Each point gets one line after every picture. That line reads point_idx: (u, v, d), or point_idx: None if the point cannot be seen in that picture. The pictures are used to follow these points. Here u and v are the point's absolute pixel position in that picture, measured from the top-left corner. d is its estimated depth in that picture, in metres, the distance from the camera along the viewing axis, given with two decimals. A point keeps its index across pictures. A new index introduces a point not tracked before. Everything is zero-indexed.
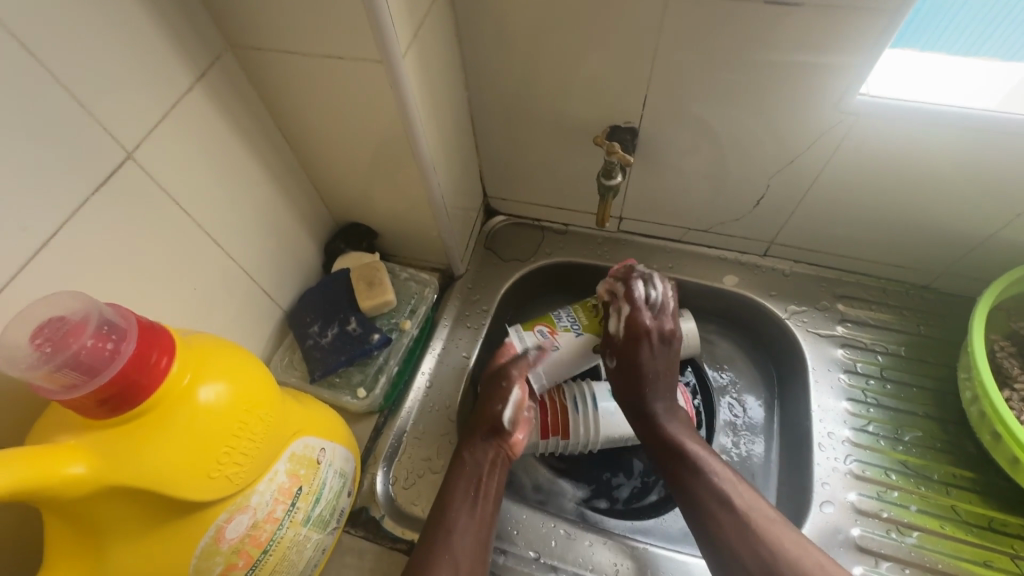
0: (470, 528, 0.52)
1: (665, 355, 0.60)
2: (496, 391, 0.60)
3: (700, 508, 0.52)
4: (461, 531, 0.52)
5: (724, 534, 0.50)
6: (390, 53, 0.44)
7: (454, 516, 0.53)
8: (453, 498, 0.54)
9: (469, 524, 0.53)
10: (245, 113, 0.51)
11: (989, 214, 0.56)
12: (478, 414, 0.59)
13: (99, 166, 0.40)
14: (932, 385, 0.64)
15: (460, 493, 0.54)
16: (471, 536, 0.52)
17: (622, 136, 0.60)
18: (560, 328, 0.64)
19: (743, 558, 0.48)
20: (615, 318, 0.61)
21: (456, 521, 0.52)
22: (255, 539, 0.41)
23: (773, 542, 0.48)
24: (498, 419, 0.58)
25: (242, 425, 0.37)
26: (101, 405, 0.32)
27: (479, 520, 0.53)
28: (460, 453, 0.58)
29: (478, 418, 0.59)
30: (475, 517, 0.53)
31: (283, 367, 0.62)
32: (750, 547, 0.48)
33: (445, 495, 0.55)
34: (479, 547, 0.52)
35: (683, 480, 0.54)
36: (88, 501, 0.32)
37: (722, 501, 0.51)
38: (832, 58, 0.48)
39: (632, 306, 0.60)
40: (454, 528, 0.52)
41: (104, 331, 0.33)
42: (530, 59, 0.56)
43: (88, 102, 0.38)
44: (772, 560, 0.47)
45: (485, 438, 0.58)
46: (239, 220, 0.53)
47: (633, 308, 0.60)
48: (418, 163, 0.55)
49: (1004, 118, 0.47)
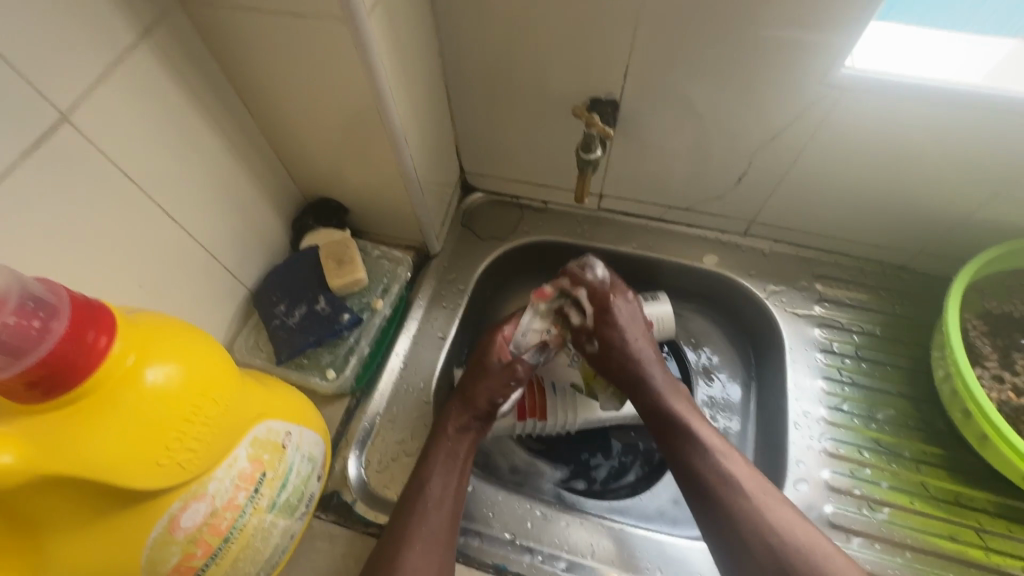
0: (445, 503, 0.52)
1: (632, 326, 0.60)
2: (498, 374, 0.59)
3: (707, 487, 0.52)
4: (436, 505, 0.51)
5: (733, 521, 0.49)
6: (354, 10, 0.41)
7: (432, 489, 0.52)
8: (431, 471, 0.53)
9: (446, 496, 0.52)
10: (197, 75, 0.47)
11: (970, 192, 0.56)
12: (469, 390, 0.58)
13: (29, 128, 0.36)
14: (906, 364, 0.65)
15: (438, 464, 0.54)
16: (445, 511, 0.51)
17: (602, 108, 0.58)
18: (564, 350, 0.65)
19: (751, 544, 0.48)
20: (577, 311, 0.61)
21: (430, 494, 0.52)
22: (214, 528, 0.39)
23: (781, 530, 0.48)
24: (492, 404, 0.58)
25: (195, 409, 0.35)
26: (31, 388, 0.29)
27: (453, 494, 0.53)
28: (443, 427, 0.56)
29: (469, 393, 0.58)
30: (450, 490, 0.53)
31: (249, 349, 0.59)
32: (758, 535, 0.48)
33: (424, 467, 0.54)
34: (450, 522, 0.51)
35: (694, 474, 0.53)
36: (21, 492, 0.30)
37: (729, 486, 0.51)
38: (818, 32, 0.46)
39: (587, 288, 0.60)
40: (430, 502, 0.51)
41: (29, 307, 0.30)
42: (507, 25, 0.53)
43: (13, 57, 0.34)
44: (780, 548, 0.47)
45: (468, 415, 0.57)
46: (194, 192, 0.50)
47: (589, 290, 0.60)
48: (388, 134, 0.52)
49: (990, 95, 0.46)
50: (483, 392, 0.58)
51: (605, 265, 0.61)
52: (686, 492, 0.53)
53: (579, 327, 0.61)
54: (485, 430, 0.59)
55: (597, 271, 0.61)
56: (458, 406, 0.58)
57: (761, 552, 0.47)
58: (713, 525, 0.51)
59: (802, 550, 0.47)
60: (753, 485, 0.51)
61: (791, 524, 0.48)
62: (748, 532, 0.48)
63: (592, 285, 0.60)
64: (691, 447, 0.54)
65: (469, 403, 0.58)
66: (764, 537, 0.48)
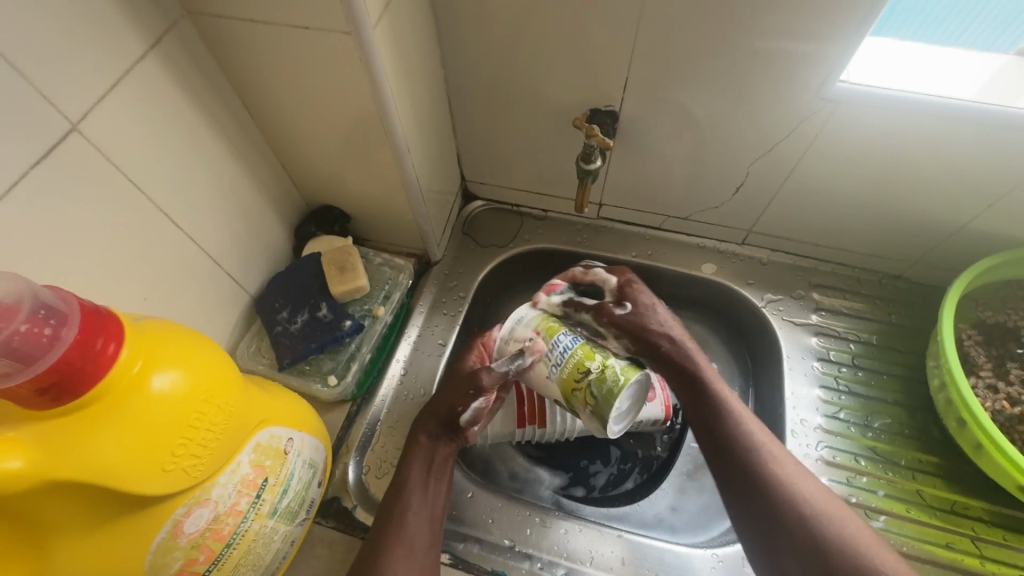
0: (426, 510, 0.51)
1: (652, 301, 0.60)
2: (460, 379, 0.56)
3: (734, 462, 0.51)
4: (417, 511, 0.51)
5: (766, 492, 0.49)
6: (360, 24, 0.42)
7: (412, 496, 0.52)
8: (409, 479, 0.53)
9: (425, 504, 0.52)
10: (204, 85, 0.48)
11: (963, 204, 0.57)
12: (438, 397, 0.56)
13: (41, 137, 0.37)
14: (901, 372, 0.65)
15: (415, 473, 0.53)
16: (425, 517, 0.51)
17: (602, 119, 0.59)
18: (551, 350, 0.52)
19: (787, 513, 0.47)
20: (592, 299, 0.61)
21: (410, 501, 0.51)
22: (217, 533, 0.39)
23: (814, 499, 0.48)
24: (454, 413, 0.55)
25: (200, 415, 0.35)
26: (40, 395, 0.30)
27: (433, 501, 0.52)
28: (415, 436, 0.55)
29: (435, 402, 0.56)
30: (430, 497, 0.52)
31: (251, 355, 0.60)
32: (794, 504, 0.47)
33: (402, 477, 0.53)
34: (433, 527, 0.51)
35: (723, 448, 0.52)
36: (28, 497, 0.30)
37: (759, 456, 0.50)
38: (813, 47, 0.47)
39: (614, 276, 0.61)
40: (409, 509, 0.51)
41: (40, 315, 0.30)
42: (509, 38, 0.54)
43: (27, 69, 0.35)
44: (817, 519, 0.46)
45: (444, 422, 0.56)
46: (200, 199, 0.50)
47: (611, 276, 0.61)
48: (391, 144, 0.53)
49: (982, 109, 0.47)
50: (444, 400, 0.56)
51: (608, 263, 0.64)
52: (716, 468, 0.53)
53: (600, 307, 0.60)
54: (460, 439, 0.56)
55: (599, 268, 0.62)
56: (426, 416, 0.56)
57: (800, 522, 0.46)
58: (749, 497, 0.49)
59: (830, 519, 0.46)
60: (782, 456, 0.51)
61: (823, 497, 0.48)
62: (780, 501, 0.48)
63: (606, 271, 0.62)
64: (722, 421, 0.53)
65: (435, 411, 0.56)
66: (800, 507, 0.47)
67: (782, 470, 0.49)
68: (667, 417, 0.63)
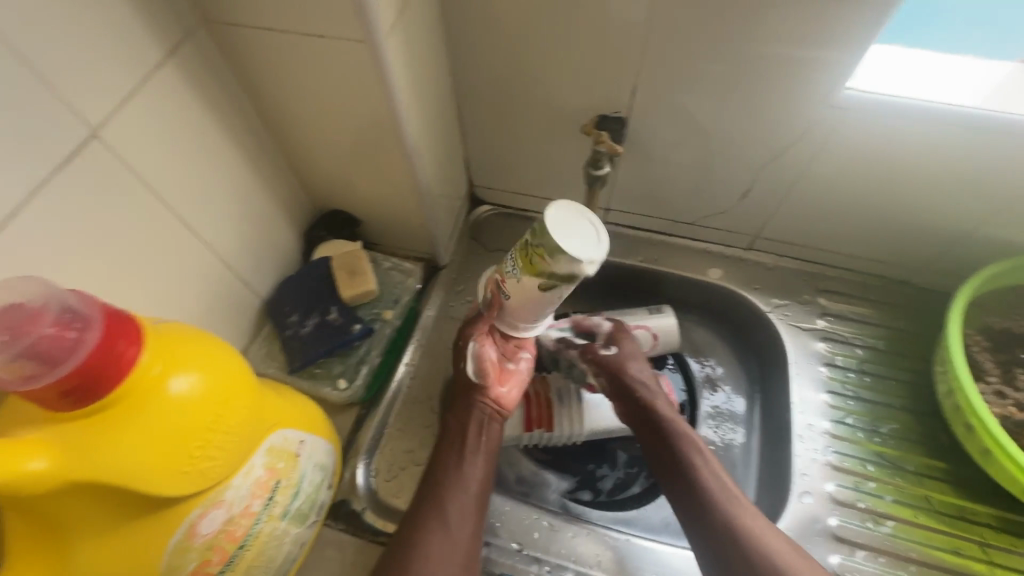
0: (462, 486, 0.53)
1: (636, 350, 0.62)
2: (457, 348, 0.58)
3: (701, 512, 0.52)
4: (457, 486, 0.53)
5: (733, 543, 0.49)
6: (374, 32, 0.43)
7: (451, 471, 0.54)
8: (448, 456, 0.55)
9: (464, 477, 0.54)
10: (218, 92, 0.49)
11: (970, 209, 0.57)
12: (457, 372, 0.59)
13: (61, 143, 0.37)
14: (907, 377, 0.66)
15: (454, 449, 0.55)
16: (462, 493, 0.53)
17: (611, 125, 0.59)
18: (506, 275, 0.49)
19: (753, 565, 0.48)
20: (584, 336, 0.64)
21: (448, 476, 0.54)
22: (230, 535, 0.40)
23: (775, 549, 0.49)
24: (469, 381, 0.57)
25: (217, 417, 0.36)
26: (63, 397, 0.30)
27: (472, 477, 0.54)
28: (447, 418, 0.58)
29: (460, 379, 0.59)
30: (469, 473, 0.54)
31: (262, 358, 0.60)
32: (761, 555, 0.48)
33: (441, 453, 0.55)
34: (470, 503, 0.53)
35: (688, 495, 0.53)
36: (50, 497, 0.31)
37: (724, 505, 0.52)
38: (820, 54, 0.48)
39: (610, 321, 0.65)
40: (448, 487, 0.53)
41: (65, 318, 0.31)
42: (519, 45, 0.55)
43: (49, 76, 0.36)
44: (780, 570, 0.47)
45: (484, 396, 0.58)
46: (213, 204, 0.51)
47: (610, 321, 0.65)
48: (402, 149, 0.54)
49: (990, 116, 0.48)
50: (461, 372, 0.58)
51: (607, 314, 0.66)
52: (681, 515, 0.53)
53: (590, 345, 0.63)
54: (487, 411, 0.57)
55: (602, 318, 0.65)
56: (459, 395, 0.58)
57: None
58: (713, 547, 0.50)
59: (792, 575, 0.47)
60: (747, 507, 0.52)
61: (786, 551, 0.49)
62: (748, 555, 0.48)
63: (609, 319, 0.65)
64: (688, 468, 0.54)
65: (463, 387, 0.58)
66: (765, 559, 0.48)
67: (751, 524, 0.50)
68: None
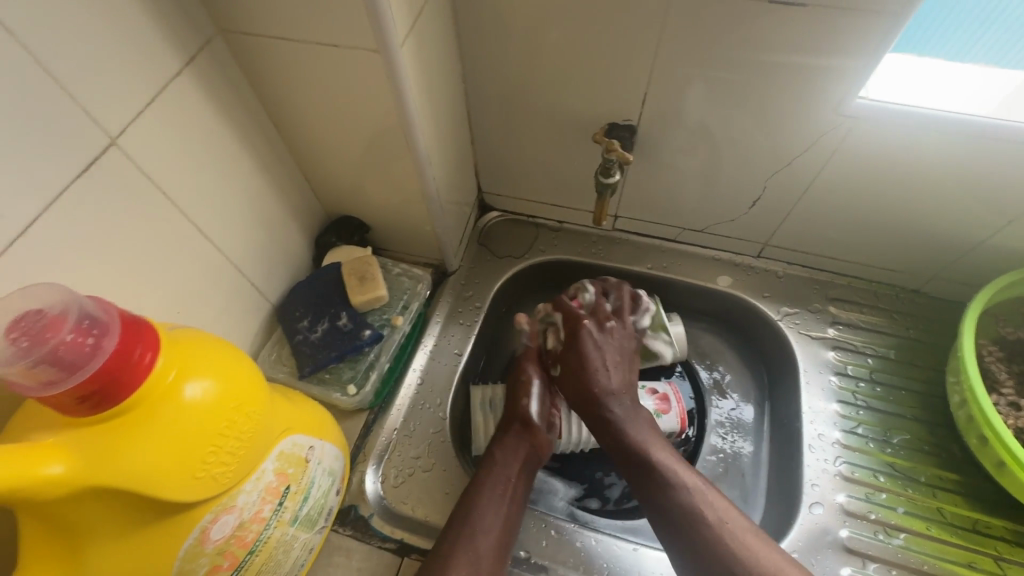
0: (496, 532, 0.51)
1: (604, 345, 0.61)
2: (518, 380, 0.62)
3: (671, 519, 0.50)
4: (491, 522, 0.52)
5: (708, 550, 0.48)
6: (388, 42, 0.43)
7: (490, 507, 0.53)
8: (485, 501, 0.53)
9: (501, 514, 0.53)
10: (233, 100, 0.49)
11: (984, 218, 0.56)
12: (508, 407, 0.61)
13: (82, 150, 0.38)
14: (920, 388, 0.65)
15: (496, 484, 0.54)
16: (495, 538, 0.51)
17: (619, 133, 0.60)
18: None
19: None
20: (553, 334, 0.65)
21: (485, 521, 0.52)
22: (240, 540, 0.40)
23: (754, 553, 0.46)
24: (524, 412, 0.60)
25: (230, 424, 0.36)
26: (81, 402, 0.31)
27: (506, 524, 0.52)
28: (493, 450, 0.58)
29: (512, 414, 0.60)
30: (503, 519, 0.52)
31: (271, 363, 0.61)
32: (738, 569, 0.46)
33: (477, 497, 0.53)
34: (501, 550, 0.51)
35: (653, 497, 0.52)
36: (66, 502, 0.31)
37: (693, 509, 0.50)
38: (829, 63, 0.48)
39: (563, 309, 0.64)
40: (483, 522, 0.51)
41: (84, 325, 0.31)
42: (530, 54, 0.55)
43: (71, 86, 0.36)
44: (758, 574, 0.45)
45: (526, 443, 0.58)
46: (226, 211, 0.52)
47: (567, 310, 0.63)
48: (413, 156, 0.54)
49: (1003, 125, 0.47)
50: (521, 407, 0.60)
51: (597, 286, 0.65)
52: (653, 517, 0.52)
53: (552, 349, 0.64)
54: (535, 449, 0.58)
55: (586, 292, 0.64)
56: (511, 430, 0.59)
57: None
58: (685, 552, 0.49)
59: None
60: (725, 508, 0.50)
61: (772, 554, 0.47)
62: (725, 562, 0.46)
63: (572, 310, 0.63)
64: (655, 478, 0.52)
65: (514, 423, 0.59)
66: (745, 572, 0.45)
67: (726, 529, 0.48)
68: (682, 429, 0.65)
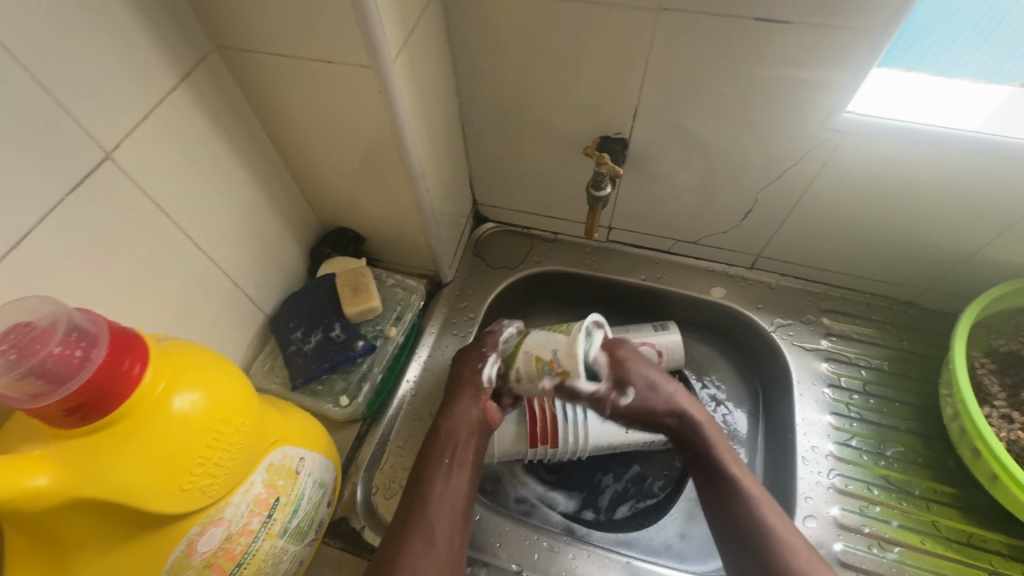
0: (448, 501, 0.52)
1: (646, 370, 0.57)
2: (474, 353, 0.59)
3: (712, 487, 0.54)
4: (442, 496, 0.52)
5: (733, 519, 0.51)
6: (380, 58, 0.44)
7: (436, 484, 0.53)
8: (437, 461, 0.54)
9: (450, 486, 0.53)
10: (229, 114, 0.50)
11: (973, 231, 0.57)
12: (457, 372, 0.59)
13: (77, 166, 0.39)
14: (914, 400, 0.65)
15: (442, 457, 0.54)
16: (447, 508, 0.52)
17: (611, 146, 0.60)
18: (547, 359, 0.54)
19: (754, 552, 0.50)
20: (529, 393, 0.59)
21: (435, 490, 0.52)
22: (228, 553, 0.40)
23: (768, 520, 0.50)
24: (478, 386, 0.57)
25: (217, 435, 0.36)
26: (67, 414, 0.31)
27: (459, 492, 0.53)
28: (439, 423, 0.56)
29: (457, 386, 0.58)
30: (455, 486, 0.53)
31: (265, 373, 0.61)
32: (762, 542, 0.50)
33: (426, 470, 0.54)
34: (456, 517, 0.52)
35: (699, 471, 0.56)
36: (52, 515, 0.31)
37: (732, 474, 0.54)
38: (818, 79, 0.49)
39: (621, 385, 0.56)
40: (433, 495, 0.52)
41: (73, 338, 0.32)
42: (523, 68, 0.56)
43: (67, 101, 0.37)
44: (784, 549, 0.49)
45: (477, 406, 0.57)
46: (221, 223, 0.52)
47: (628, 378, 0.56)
48: (406, 169, 0.55)
49: (989, 139, 0.48)
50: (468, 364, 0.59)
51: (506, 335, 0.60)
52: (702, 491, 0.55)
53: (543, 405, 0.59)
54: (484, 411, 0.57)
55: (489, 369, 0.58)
56: (459, 400, 0.57)
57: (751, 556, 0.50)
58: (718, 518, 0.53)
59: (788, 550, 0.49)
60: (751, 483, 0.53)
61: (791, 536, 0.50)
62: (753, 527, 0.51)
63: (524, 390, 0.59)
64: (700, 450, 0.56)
65: (462, 391, 0.58)
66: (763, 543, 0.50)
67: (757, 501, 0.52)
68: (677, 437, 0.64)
